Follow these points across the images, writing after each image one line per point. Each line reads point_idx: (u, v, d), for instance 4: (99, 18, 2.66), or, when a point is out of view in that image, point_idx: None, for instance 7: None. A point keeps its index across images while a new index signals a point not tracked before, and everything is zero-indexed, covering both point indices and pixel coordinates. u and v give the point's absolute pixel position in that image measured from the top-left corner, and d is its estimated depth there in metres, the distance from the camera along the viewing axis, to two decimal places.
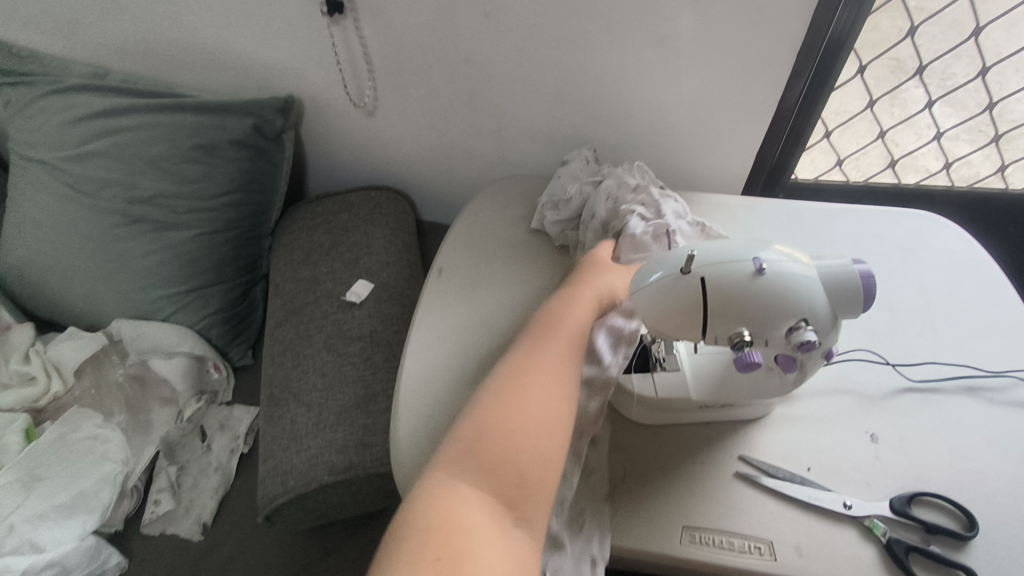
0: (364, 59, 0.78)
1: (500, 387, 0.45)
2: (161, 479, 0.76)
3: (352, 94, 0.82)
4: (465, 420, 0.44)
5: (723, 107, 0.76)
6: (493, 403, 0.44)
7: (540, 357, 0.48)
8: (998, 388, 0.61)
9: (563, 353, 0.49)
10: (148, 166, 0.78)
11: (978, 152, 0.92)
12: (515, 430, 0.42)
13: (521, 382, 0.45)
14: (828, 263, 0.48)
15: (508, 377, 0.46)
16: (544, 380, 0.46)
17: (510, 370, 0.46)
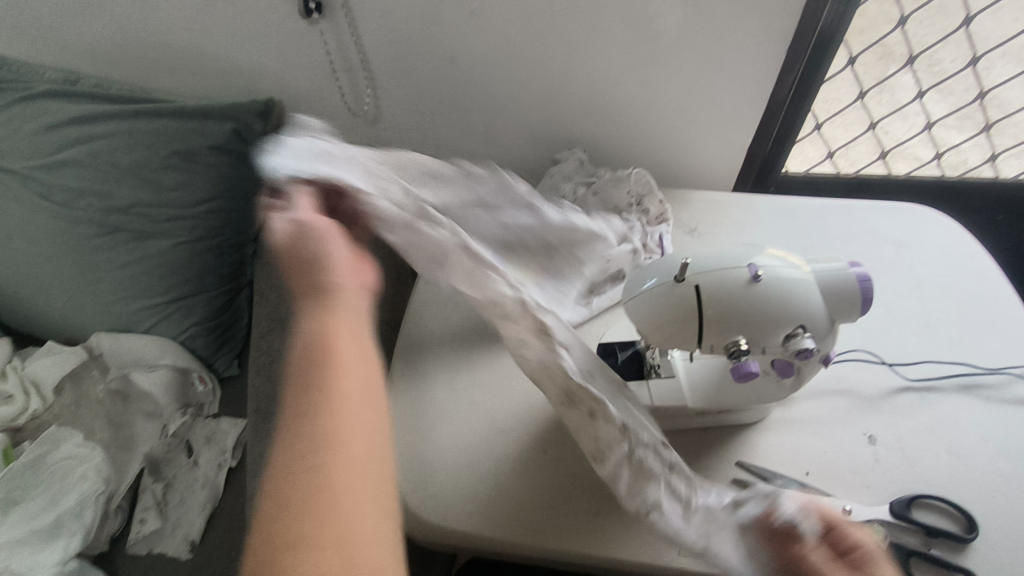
0: (344, 60, 0.75)
1: (309, 367, 0.37)
2: (147, 497, 0.75)
3: (349, 100, 0.81)
4: (281, 429, 0.35)
5: (714, 103, 0.74)
6: (320, 395, 0.36)
7: (344, 342, 0.39)
8: (995, 386, 0.60)
9: (362, 334, 0.40)
10: (124, 175, 0.76)
11: (968, 141, 0.91)
12: (350, 413, 0.36)
13: (325, 361, 0.37)
14: (824, 267, 0.47)
15: (327, 350, 0.38)
16: (351, 362, 0.38)
17: (317, 345, 0.38)
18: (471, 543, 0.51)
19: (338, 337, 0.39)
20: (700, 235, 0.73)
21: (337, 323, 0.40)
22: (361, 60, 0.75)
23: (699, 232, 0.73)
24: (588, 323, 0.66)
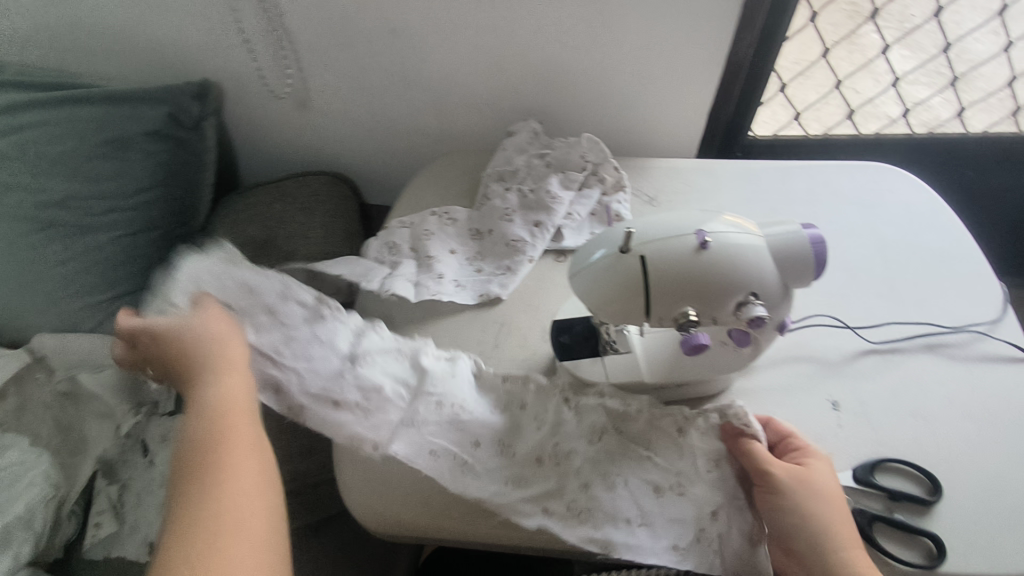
0: (281, 35, 0.72)
1: (253, 510, 0.41)
2: (101, 500, 0.73)
3: (271, 82, 0.77)
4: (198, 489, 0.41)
5: (670, 66, 0.71)
6: (256, 542, 0.39)
7: (239, 470, 0.42)
8: (958, 344, 0.59)
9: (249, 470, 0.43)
10: (54, 166, 0.72)
11: (938, 95, 0.89)
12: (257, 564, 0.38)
13: (240, 499, 0.41)
14: (777, 231, 0.45)
15: (242, 489, 0.41)
16: (230, 517, 0.39)
17: (246, 487, 0.41)
18: (426, 532, 0.50)
19: (225, 471, 0.42)
20: (660, 204, 0.71)
21: (236, 458, 0.43)
22: (280, 35, 0.72)
23: (659, 201, 0.71)
24: (546, 301, 0.64)
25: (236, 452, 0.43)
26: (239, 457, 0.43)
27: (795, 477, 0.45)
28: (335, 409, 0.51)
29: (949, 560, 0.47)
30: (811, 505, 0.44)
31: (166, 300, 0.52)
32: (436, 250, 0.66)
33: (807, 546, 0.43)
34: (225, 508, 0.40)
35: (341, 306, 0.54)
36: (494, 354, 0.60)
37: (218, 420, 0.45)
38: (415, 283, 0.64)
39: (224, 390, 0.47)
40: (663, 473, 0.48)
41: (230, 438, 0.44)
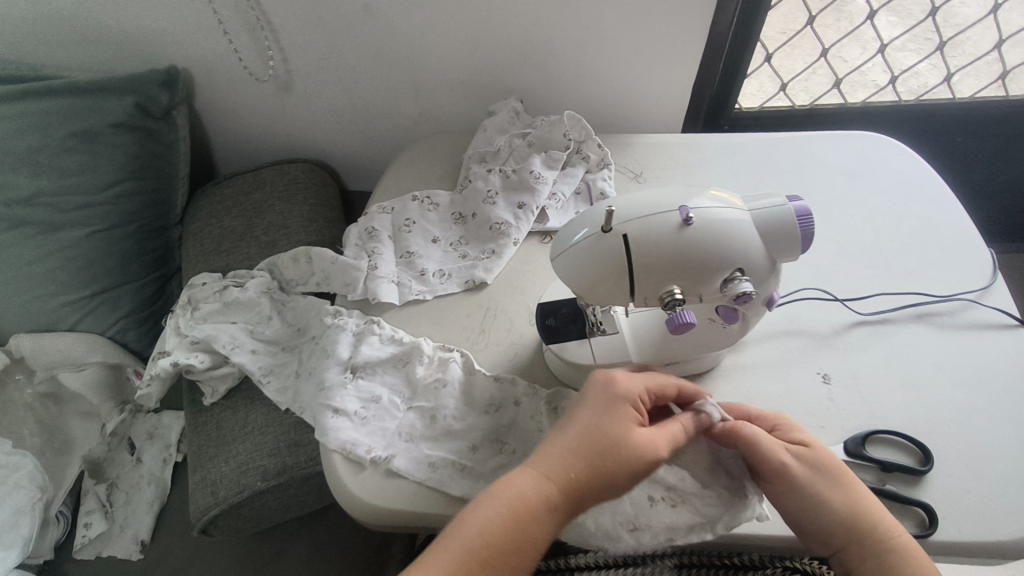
0: (248, 18, 0.69)
1: (513, 516, 0.39)
2: (91, 500, 0.75)
3: (251, 67, 0.75)
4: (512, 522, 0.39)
5: (652, 38, 0.69)
6: (513, 522, 0.39)
7: (582, 466, 0.40)
8: (948, 312, 0.59)
9: (622, 474, 0.40)
10: (21, 162, 0.70)
11: (925, 61, 0.87)
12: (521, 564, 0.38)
13: (539, 508, 0.39)
14: (762, 204, 0.44)
15: (519, 501, 0.39)
16: (571, 496, 0.40)
17: (510, 496, 0.40)
18: (416, 521, 0.49)
19: (573, 476, 0.40)
20: (646, 180, 0.70)
21: (584, 458, 0.41)
22: (258, 16, 0.69)
23: (644, 177, 0.70)
24: (532, 282, 0.63)
25: (568, 458, 0.41)
26: (587, 463, 0.40)
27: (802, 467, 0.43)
28: (333, 418, 0.52)
29: (941, 529, 0.47)
30: (825, 489, 0.43)
31: (195, 333, 0.63)
32: (417, 241, 0.66)
33: (836, 530, 0.42)
34: (579, 492, 0.40)
35: (344, 317, 0.60)
36: (480, 339, 0.59)
37: (616, 426, 0.42)
38: (397, 281, 0.63)
39: (623, 393, 0.44)
40: (652, 474, 0.48)
41: (585, 435, 0.42)
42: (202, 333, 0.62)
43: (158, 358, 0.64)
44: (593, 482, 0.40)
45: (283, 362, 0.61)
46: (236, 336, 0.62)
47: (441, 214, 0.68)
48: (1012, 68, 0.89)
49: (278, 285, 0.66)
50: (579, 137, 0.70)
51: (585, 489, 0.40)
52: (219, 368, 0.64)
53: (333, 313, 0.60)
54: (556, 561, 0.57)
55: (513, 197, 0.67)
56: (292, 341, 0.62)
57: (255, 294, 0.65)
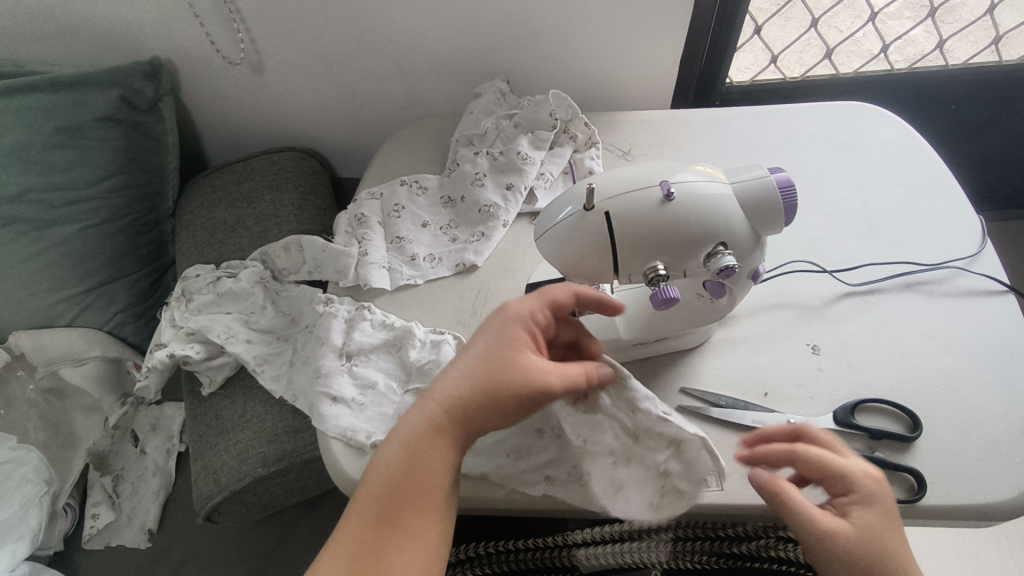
0: (227, 7, 0.68)
1: (403, 449, 0.40)
2: (98, 491, 0.77)
3: (223, 49, 0.74)
4: (408, 451, 0.40)
5: (637, 13, 0.69)
6: (411, 451, 0.40)
7: (467, 393, 0.41)
8: (938, 280, 0.59)
9: (507, 399, 0.41)
10: (9, 159, 0.70)
11: (918, 28, 0.86)
12: (422, 491, 0.39)
13: (432, 440, 0.40)
14: (744, 177, 0.44)
15: (406, 437, 0.41)
16: (458, 424, 0.41)
17: (402, 432, 0.41)
18: None
19: (458, 402, 0.41)
20: (634, 158, 0.69)
21: (469, 385, 0.41)
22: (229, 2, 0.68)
23: (633, 154, 0.70)
24: (522, 263, 0.63)
25: (464, 386, 0.42)
26: (471, 390, 0.41)
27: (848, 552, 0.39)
28: (332, 404, 0.53)
29: (929, 493, 0.47)
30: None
31: (187, 327, 0.63)
32: (407, 226, 0.66)
33: None
34: (465, 420, 0.41)
35: (338, 306, 0.60)
36: (471, 321, 0.59)
37: (509, 356, 0.42)
38: (388, 266, 0.63)
39: (510, 318, 0.44)
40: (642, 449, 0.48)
41: (477, 363, 0.42)
42: (195, 325, 0.63)
43: (155, 350, 0.65)
44: (474, 405, 0.41)
45: (278, 350, 0.62)
46: (231, 325, 0.63)
47: (429, 199, 0.68)
48: (1006, 32, 0.88)
49: (271, 275, 0.67)
50: (565, 117, 0.70)
51: (469, 414, 0.41)
52: (215, 359, 0.64)
53: (327, 301, 0.61)
54: (554, 538, 0.60)
55: (502, 179, 0.67)
56: (287, 329, 0.63)
57: (249, 284, 0.65)
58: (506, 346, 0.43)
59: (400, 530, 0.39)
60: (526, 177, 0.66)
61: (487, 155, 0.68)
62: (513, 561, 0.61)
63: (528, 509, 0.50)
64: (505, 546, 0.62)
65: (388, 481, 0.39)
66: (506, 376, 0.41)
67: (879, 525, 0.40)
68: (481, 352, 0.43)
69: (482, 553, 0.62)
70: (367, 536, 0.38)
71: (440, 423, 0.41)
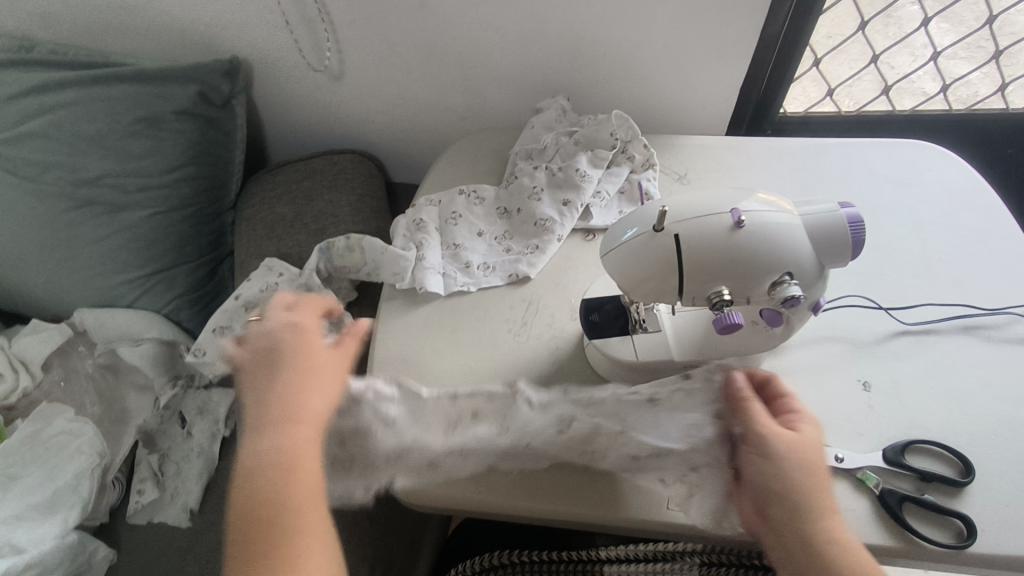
0: (310, 11, 0.71)
1: (277, 464, 0.41)
2: (145, 468, 0.80)
3: (310, 58, 0.77)
4: (270, 463, 0.41)
5: (702, 40, 0.70)
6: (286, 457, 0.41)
7: (308, 395, 0.44)
8: (996, 325, 0.58)
9: (314, 385, 0.45)
10: (89, 145, 0.74)
11: (976, 71, 0.85)
12: (310, 492, 0.41)
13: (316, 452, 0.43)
14: (812, 210, 0.44)
15: (275, 449, 0.42)
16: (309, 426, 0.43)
17: (271, 447, 0.42)
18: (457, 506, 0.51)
19: (297, 403, 0.44)
20: (690, 181, 0.70)
21: (309, 393, 0.44)
22: (319, 11, 0.71)
23: (689, 178, 0.70)
24: (575, 278, 0.64)
25: (295, 389, 0.44)
26: (301, 389, 0.44)
27: (787, 442, 0.44)
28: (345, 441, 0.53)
29: (980, 541, 0.47)
30: (803, 480, 0.42)
31: None
32: (463, 234, 0.67)
33: (780, 509, 0.42)
34: (310, 424, 0.43)
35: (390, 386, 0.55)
36: (522, 332, 0.60)
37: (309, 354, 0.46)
38: (443, 271, 0.64)
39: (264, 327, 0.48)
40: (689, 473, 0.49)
41: (290, 368, 0.45)
42: None
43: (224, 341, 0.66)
44: (302, 400, 0.44)
45: None
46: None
47: (484, 210, 0.70)
48: None
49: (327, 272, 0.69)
50: (624, 139, 0.71)
51: (298, 406, 0.44)
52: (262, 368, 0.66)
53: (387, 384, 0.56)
54: (587, 553, 0.60)
55: (559, 195, 0.68)
56: None
57: None
58: (296, 346, 0.46)
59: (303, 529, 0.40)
60: (584, 195, 0.67)
61: (544, 170, 0.70)
62: (544, 573, 0.61)
63: (568, 522, 0.51)
64: (537, 556, 0.62)
65: (272, 493, 0.40)
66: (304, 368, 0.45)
67: (817, 438, 0.45)
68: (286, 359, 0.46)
69: (514, 561, 0.63)
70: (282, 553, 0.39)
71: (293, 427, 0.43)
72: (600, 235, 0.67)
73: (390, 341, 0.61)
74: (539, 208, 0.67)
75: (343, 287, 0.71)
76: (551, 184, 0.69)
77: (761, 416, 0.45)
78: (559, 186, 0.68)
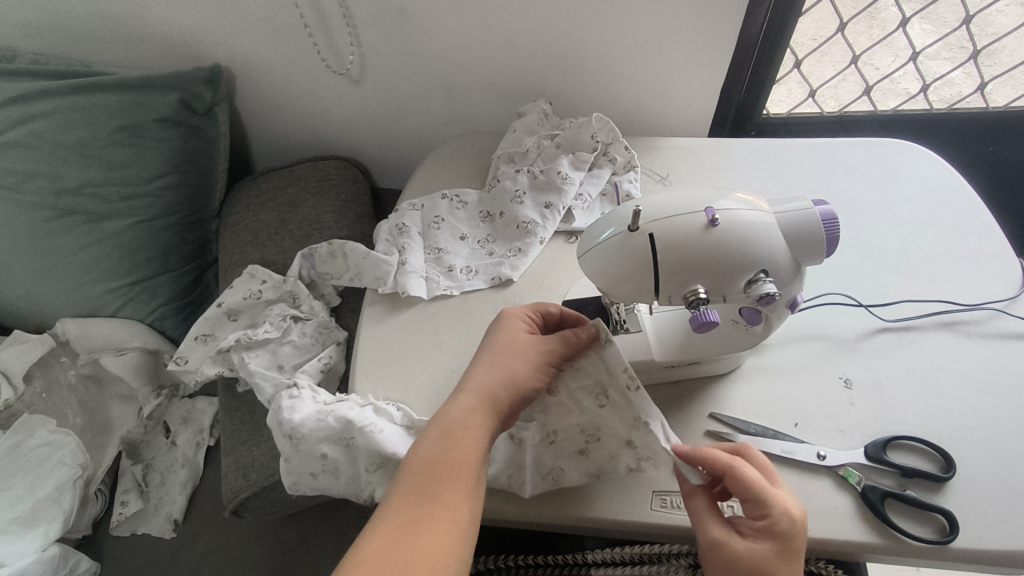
0: (330, 18, 0.71)
1: (450, 430, 0.43)
2: (128, 479, 0.79)
3: (329, 60, 0.76)
4: (454, 430, 0.43)
5: (681, 42, 0.70)
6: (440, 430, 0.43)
7: (479, 372, 0.47)
8: (975, 321, 0.58)
9: (534, 358, 0.48)
10: (71, 154, 0.73)
11: (957, 70, 0.85)
12: (456, 465, 0.42)
13: (434, 424, 0.44)
14: (786, 208, 0.45)
15: (456, 416, 0.44)
16: (496, 392, 0.46)
17: (443, 414, 0.44)
18: None
19: (516, 369, 0.47)
20: (671, 183, 0.70)
21: (489, 366, 0.47)
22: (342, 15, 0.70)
23: (670, 180, 0.71)
24: (557, 280, 0.64)
25: (483, 370, 0.47)
26: (515, 359, 0.48)
27: (735, 557, 0.41)
28: (324, 448, 0.54)
29: (961, 536, 0.47)
30: None
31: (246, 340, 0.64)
32: (446, 238, 0.67)
33: None
34: (492, 390, 0.46)
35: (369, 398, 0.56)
36: None
37: (512, 338, 0.49)
38: (426, 275, 0.64)
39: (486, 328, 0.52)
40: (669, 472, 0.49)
41: (487, 355, 0.49)
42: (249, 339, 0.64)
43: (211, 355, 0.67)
44: (506, 369, 0.47)
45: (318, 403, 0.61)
46: (255, 359, 0.64)
47: (466, 213, 0.70)
48: None
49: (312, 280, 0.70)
50: (608, 141, 0.71)
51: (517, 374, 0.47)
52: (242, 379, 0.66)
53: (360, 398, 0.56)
54: (572, 556, 0.60)
55: (541, 198, 0.68)
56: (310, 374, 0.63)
57: (309, 340, 0.66)
58: (506, 331, 0.50)
59: (440, 496, 0.40)
60: (566, 197, 0.67)
61: (526, 172, 0.70)
62: None
63: (548, 524, 0.51)
64: (524, 560, 0.62)
65: (453, 457, 0.42)
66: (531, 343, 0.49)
67: (777, 552, 0.40)
68: (492, 344, 0.49)
69: (500, 566, 0.62)
70: (399, 522, 0.39)
71: (475, 403, 0.45)
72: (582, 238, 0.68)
73: (373, 345, 0.61)
74: (521, 210, 0.67)
75: (326, 293, 0.71)
76: (533, 187, 0.69)
77: (714, 521, 0.43)
78: (541, 189, 0.68)
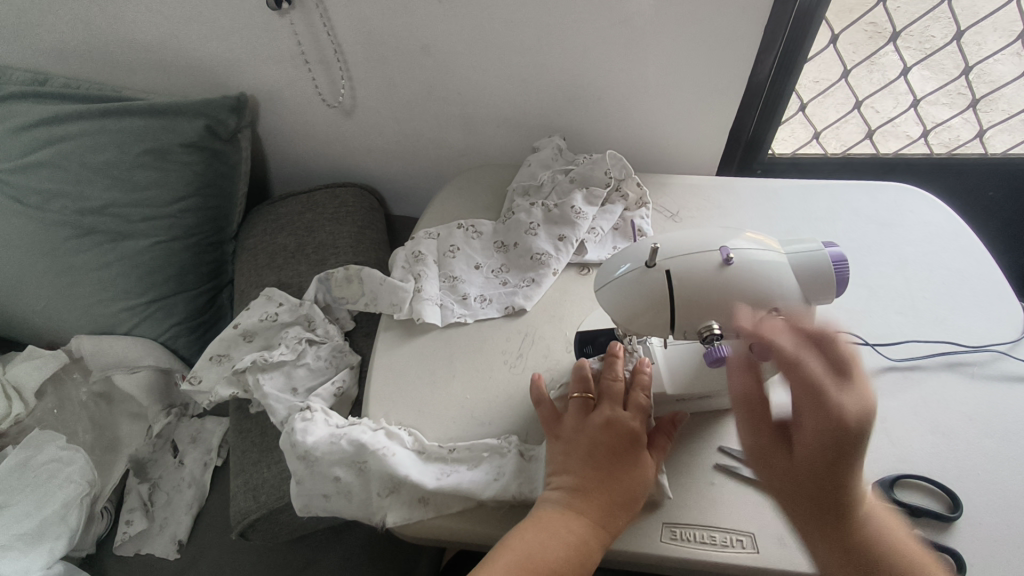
0: (324, 52, 0.74)
1: (560, 541, 0.45)
2: (134, 498, 0.79)
3: (324, 93, 0.79)
4: (563, 542, 0.45)
5: (693, 84, 0.73)
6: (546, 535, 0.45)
7: (597, 479, 0.48)
8: (979, 363, 0.60)
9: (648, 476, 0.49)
10: (97, 175, 0.75)
11: (958, 116, 0.87)
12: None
13: (549, 530, 0.45)
14: (797, 249, 0.46)
15: (568, 526, 0.45)
16: (611, 504, 0.47)
17: (548, 523, 0.46)
18: (451, 536, 0.51)
19: (633, 486, 0.48)
20: (681, 220, 0.72)
21: (606, 476, 0.48)
22: (333, 52, 0.74)
23: (680, 217, 0.73)
24: (570, 310, 0.65)
25: (598, 477, 0.48)
26: (627, 468, 0.48)
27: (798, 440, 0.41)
28: (338, 471, 0.54)
29: None
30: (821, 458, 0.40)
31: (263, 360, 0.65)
32: (461, 267, 0.69)
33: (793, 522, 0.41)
34: (609, 505, 0.47)
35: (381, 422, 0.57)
36: (517, 363, 0.61)
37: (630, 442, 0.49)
38: (440, 302, 0.66)
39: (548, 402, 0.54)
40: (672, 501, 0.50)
41: (606, 457, 0.49)
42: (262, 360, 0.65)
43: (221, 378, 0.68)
44: (621, 478, 0.48)
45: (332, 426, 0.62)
46: (270, 381, 0.64)
47: (482, 243, 0.71)
48: None
49: (327, 305, 0.71)
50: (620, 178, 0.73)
51: (634, 487, 0.47)
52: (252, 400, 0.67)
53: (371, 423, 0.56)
54: None
55: (556, 230, 0.70)
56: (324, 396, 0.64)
57: (325, 363, 0.67)
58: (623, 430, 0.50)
59: None
60: (579, 230, 0.69)
61: (541, 204, 0.72)
62: None
63: None
64: None
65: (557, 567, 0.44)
66: (641, 443, 0.49)
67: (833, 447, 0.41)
68: (611, 443, 0.49)
69: None
70: None
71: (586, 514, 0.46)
72: (594, 270, 0.69)
73: (389, 368, 0.62)
74: (534, 241, 0.69)
75: (340, 317, 0.72)
76: (547, 219, 0.71)
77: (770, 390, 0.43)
78: (555, 221, 0.70)
